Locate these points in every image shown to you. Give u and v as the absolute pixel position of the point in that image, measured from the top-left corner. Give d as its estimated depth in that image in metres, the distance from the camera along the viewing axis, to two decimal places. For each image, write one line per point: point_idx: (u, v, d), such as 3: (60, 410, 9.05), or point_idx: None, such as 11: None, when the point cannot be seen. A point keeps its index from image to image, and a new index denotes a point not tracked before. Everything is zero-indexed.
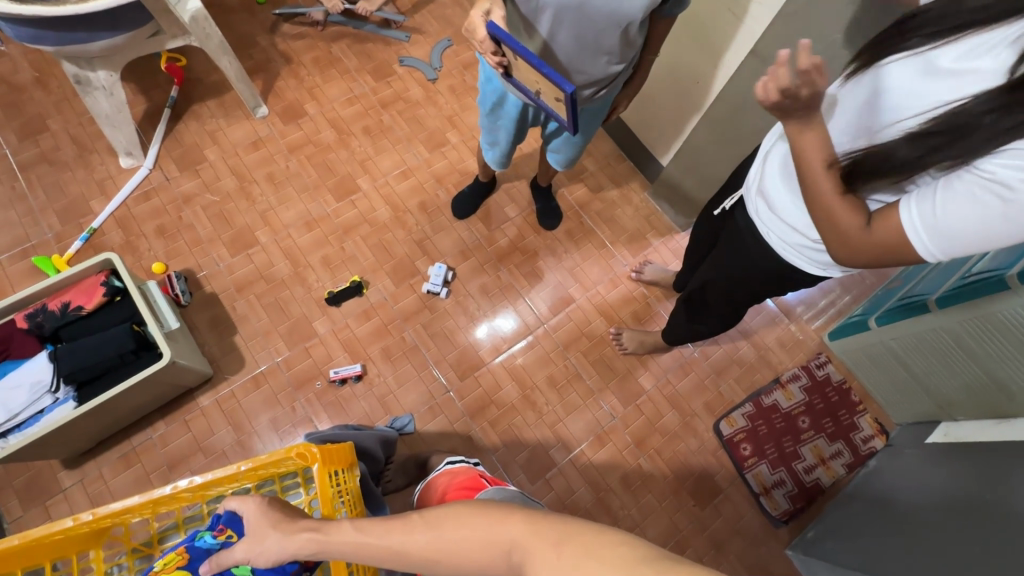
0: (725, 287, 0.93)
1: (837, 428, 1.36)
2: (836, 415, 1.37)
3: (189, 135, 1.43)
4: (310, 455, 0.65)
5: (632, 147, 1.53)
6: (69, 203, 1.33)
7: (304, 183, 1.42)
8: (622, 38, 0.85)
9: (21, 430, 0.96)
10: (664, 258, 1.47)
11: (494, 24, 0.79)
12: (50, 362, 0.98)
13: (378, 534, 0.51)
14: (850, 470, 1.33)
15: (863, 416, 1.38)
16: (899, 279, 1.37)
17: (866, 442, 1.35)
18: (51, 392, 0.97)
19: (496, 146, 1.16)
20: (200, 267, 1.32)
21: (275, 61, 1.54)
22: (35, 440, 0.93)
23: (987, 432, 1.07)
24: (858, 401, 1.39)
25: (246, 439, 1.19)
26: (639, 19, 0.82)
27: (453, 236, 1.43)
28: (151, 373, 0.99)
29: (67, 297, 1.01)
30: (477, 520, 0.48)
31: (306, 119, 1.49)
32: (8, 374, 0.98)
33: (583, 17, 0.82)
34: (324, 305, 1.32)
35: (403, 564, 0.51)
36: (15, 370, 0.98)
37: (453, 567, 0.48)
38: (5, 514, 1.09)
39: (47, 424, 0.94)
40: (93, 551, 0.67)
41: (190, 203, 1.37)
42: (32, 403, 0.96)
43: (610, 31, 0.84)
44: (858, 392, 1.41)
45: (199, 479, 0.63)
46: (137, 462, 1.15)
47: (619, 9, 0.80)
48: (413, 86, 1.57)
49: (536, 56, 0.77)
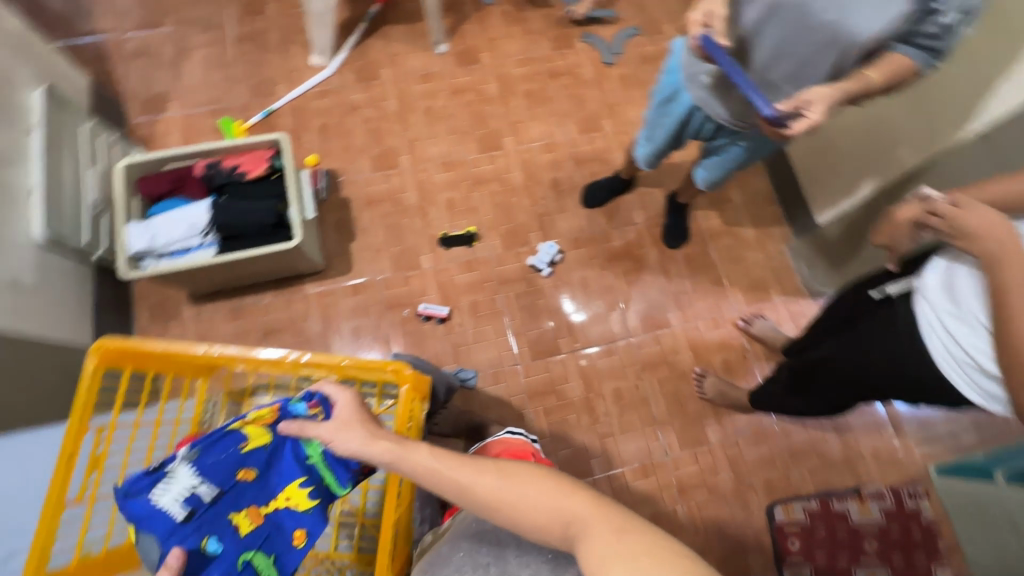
0: (841, 371, 0.85)
1: (907, 568, 1.21)
2: (911, 554, 1.22)
3: (374, 51, 1.53)
4: (403, 374, 0.71)
5: (786, 192, 1.42)
6: (261, 81, 1.49)
7: (456, 126, 1.48)
8: (833, 63, 0.78)
9: (168, 257, 1.11)
10: (779, 318, 1.36)
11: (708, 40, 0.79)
12: (209, 210, 1.11)
13: (453, 466, 0.53)
14: None
15: (942, 568, 1.21)
16: None
17: None
18: (200, 236, 1.11)
19: (651, 142, 1.10)
20: (344, 172, 1.43)
21: (468, 5, 1.59)
22: (178, 270, 1.08)
23: None
24: (943, 550, 1.22)
25: (331, 335, 1.30)
26: (860, 47, 0.76)
27: (574, 221, 1.42)
28: (280, 249, 1.10)
29: (239, 161, 1.15)
30: (549, 488, 0.50)
31: (477, 67, 1.53)
32: (173, 208, 1.13)
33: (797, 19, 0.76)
34: (434, 243, 1.38)
35: (463, 503, 0.52)
36: (180, 207, 1.13)
37: (510, 520, 0.50)
38: (135, 321, 1.28)
39: (191, 261, 1.08)
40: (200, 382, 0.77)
41: (355, 112, 1.48)
42: (183, 239, 1.10)
43: (824, 50, 0.78)
44: (947, 540, 1.23)
45: (304, 356, 0.71)
46: (241, 319, 1.29)
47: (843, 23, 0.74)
48: (587, 64, 1.55)
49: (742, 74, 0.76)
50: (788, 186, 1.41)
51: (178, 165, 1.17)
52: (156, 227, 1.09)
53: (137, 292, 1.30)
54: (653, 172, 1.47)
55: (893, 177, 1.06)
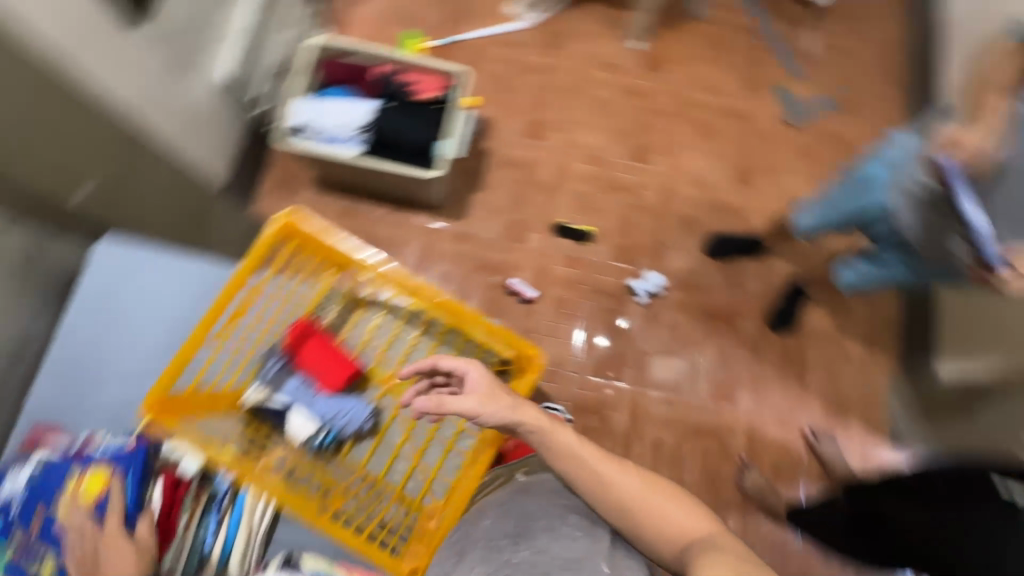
0: (910, 533, 0.78)
1: None
2: None
3: (573, 23, 1.51)
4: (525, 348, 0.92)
5: (918, 329, 1.33)
6: (457, 9, 1.50)
7: (616, 125, 1.45)
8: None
9: (320, 136, 1.15)
10: (849, 446, 1.28)
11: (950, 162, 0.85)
12: (374, 111, 1.16)
13: (593, 457, 0.65)
14: None
15: None
16: None
17: None
18: (359, 131, 1.16)
19: (820, 214, 1.12)
20: (495, 124, 1.43)
21: (679, 13, 1.54)
22: (327, 155, 1.13)
23: None
24: None
25: (421, 268, 1.33)
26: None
27: (689, 264, 1.38)
28: (421, 173, 1.13)
29: (420, 79, 1.20)
30: (664, 497, 0.61)
31: (661, 77, 1.49)
32: (345, 96, 1.18)
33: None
34: (549, 226, 1.37)
35: (595, 494, 0.63)
36: (351, 96, 1.18)
37: (627, 513, 0.61)
38: (262, 180, 1.35)
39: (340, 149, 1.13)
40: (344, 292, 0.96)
41: (528, 73, 1.47)
42: (342, 125, 1.15)
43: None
44: None
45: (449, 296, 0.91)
46: (351, 219, 1.35)
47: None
48: (769, 118, 1.48)
49: None
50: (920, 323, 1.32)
51: (365, 61, 1.23)
52: (327, 108, 1.15)
53: (275, 156, 1.37)
54: (787, 251, 1.39)
55: None
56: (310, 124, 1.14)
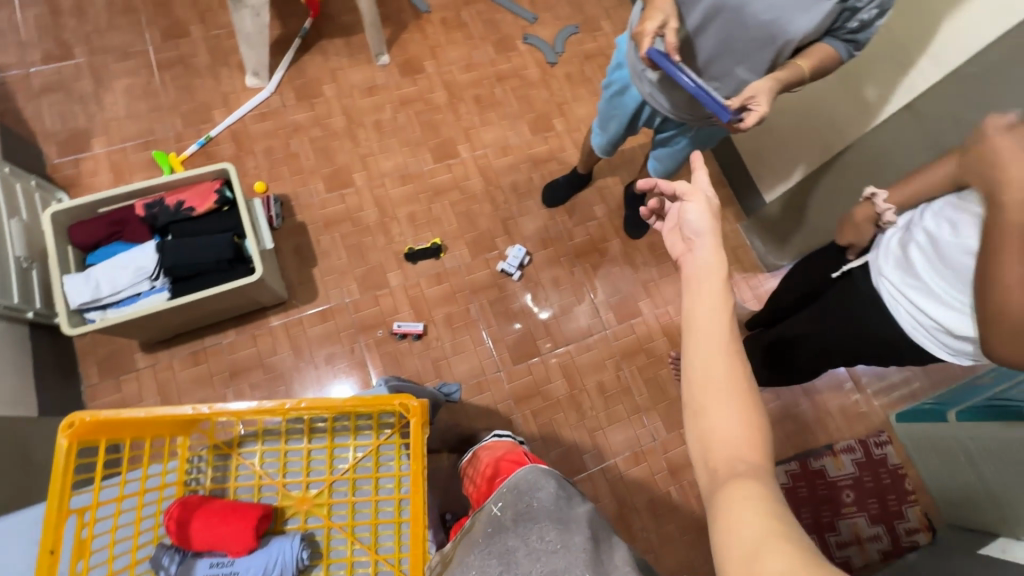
0: (826, 345, 0.90)
1: (882, 511, 1.30)
2: (883, 498, 1.31)
3: (315, 68, 1.48)
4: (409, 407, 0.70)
5: (733, 171, 1.48)
6: (194, 107, 1.40)
7: (408, 138, 1.45)
8: (771, 59, 0.79)
9: (118, 307, 1.03)
10: (741, 294, 1.43)
11: (657, 54, 0.75)
12: (156, 252, 1.04)
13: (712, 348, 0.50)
14: (885, 557, 1.27)
15: (911, 507, 1.31)
16: (987, 376, 1.28)
17: (909, 534, 1.28)
18: (154, 276, 1.04)
19: (604, 132, 1.11)
20: (296, 196, 1.37)
21: (406, 13, 1.56)
22: (129, 320, 1.01)
23: None
24: (910, 490, 1.32)
25: (303, 366, 1.25)
26: (797, 42, 0.76)
27: (538, 222, 1.43)
28: (240, 285, 1.04)
29: (184, 196, 1.07)
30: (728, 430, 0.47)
31: (422, 76, 1.51)
32: (117, 253, 1.05)
33: (738, 20, 0.75)
34: (401, 259, 1.35)
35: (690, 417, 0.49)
36: (125, 251, 1.05)
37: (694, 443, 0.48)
38: (83, 378, 1.18)
39: (142, 309, 1.02)
40: (181, 437, 0.73)
41: (300, 133, 1.42)
42: (132, 285, 1.03)
43: (762, 47, 0.78)
44: (912, 480, 1.34)
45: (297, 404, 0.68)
46: (203, 362, 1.22)
47: (781, 23, 0.74)
48: (532, 65, 1.56)
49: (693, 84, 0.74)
50: (734, 166, 1.48)
51: (116, 206, 1.09)
52: (103, 276, 1.02)
53: (82, 347, 1.19)
54: (608, 167, 1.49)
55: (837, 152, 1.13)
56: (98, 302, 1.02)
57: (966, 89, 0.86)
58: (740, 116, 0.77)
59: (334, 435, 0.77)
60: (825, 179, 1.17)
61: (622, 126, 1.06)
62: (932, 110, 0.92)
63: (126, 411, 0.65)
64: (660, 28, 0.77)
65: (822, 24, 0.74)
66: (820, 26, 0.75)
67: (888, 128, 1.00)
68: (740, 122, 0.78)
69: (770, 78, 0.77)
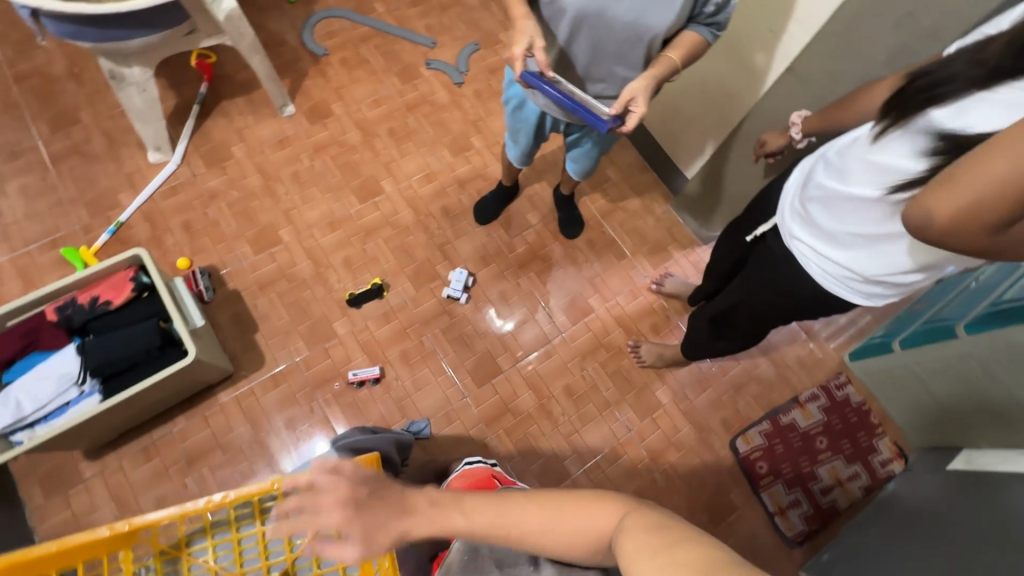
0: (756, 311, 0.94)
1: (856, 450, 1.35)
2: (855, 436, 1.36)
3: (220, 131, 1.44)
4: None
5: (653, 155, 1.53)
6: (99, 195, 1.35)
7: (329, 183, 1.43)
8: (644, 54, 0.83)
9: (48, 421, 0.98)
10: (684, 271, 1.46)
11: (530, 77, 0.83)
12: (78, 355, 0.99)
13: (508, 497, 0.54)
14: (867, 493, 1.32)
15: (882, 439, 1.36)
16: (922, 301, 1.35)
17: (885, 466, 1.33)
18: (81, 381, 0.99)
19: (515, 145, 1.12)
20: (224, 264, 1.33)
21: (303, 60, 1.55)
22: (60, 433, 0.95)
23: (1008, 461, 1.05)
24: (877, 423, 1.37)
25: (263, 437, 1.20)
26: (663, 35, 0.80)
27: (475, 241, 1.43)
28: (175, 369, 1.00)
29: (97, 290, 1.03)
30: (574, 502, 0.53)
31: (332, 119, 1.50)
32: (37, 365, 1.00)
33: (602, 26, 0.80)
34: (344, 306, 1.32)
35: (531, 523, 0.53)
36: (44, 361, 0.99)
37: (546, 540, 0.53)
38: (27, 502, 1.10)
39: (73, 417, 0.96)
40: (120, 553, 0.67)
41: (216, 200, 1.38)
42: (58, 395, 0.98)
43: (632, 45, 0.82)
44: (877, 414, 1.40)
45: (230, 495, 0.67)
46: (156, 456, 1.16)
47: (641, 21, 0.78)
48: (439, 89, 1.57)
49: (568, 101, 0.83)
50: (652, 149, 1.52)
51: (25, 316, 1.02)
52: (27, 391, 0.97)
53: (21, 469, 1.12)
54: (533, 174, 1.51)
55: (737, 122, 1.17)
56: (26, 419, 0.97)
57: (832, 45, 0.91)
58: (622, 119, 0.85)
59: None
60: (732, 148, 1.22)
61: (529, 136, 1.07)
62: (809, 69, 0.96)
63: (37, 546, 0.62)
64: (528, 50, 0.83)
65: (680, 14, 0.78)
66: (681, 16, 0.79)
67: (775, 91, 1.04)
68: (623, 124, 0.85)
69: (646, 77, 0.83)
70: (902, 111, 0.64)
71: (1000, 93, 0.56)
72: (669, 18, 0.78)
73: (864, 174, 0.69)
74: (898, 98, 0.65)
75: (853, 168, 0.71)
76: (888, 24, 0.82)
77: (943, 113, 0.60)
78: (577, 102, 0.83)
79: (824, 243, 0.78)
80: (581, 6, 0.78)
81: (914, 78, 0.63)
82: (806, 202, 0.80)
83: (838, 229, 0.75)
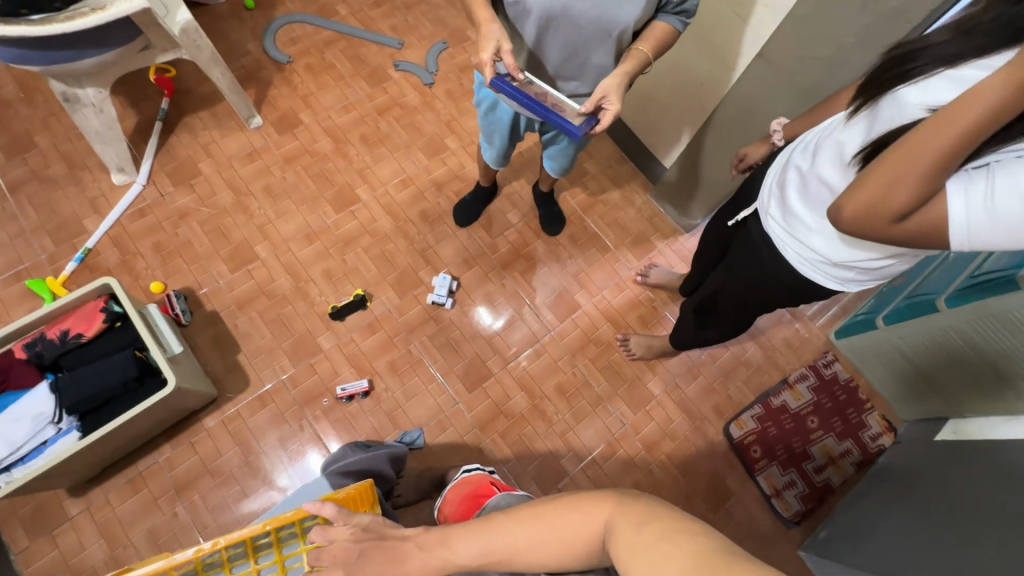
0: (741, 299, 0.94)
1: (846, 427, 1.37)
2: (845, 413, 1.38)
3: (185, 147, 1.40)
4: None
5: (630, 145, 1.52)
6: (63, 222, 1.30)
7: (303, 195, 1.40)
8: (614, 49, 0.82)
9: (24, 463, 0.94)
10: (668, 260, 1.46)
11: (501, 84, 0.81)
12: (52, 392, 0.96)
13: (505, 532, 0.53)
14: (859, 468, 1.34)
15: (871, 414, 1.38)
16: None
17: (875, 440, 1.36)
18: (54, 422, 0.95)
19: (490, 145, 1.10)
20: (199, 285, 1.29)
21: (267, 69, 1.51)
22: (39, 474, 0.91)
23: (994, 430, 1.07)
24: (865, 399, 1.39)
25: (253, 459, 1.18)
26: (632, 28, 0.79)
27: (456, 244, 1.41)
28: (155, 400, 0.97)
29: (66, 324, 0.99)
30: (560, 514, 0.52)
31: (301, 129, 1.46)
32: (9, 406, 0.96)
33: (569, 24, 0.78)
34: (327, 319, 1.30)
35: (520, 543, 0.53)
36: (17, 401, 0.96)
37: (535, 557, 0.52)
38: (11, 546, 1.07)
39: (52, 457, 0.93)
40: None
41: (187, 219, 1.34)
42: (34, 435, 0.94)
43: (601, 40, 0.80)
44: (865, 389, 1.41)
45: (218, 543, 0.67)
46: (144, 487, 1.13)
47: (608, 16, 0.77)
48: (410, 91, 1.54)
49: (541, 106, 0.81)
50: (629, 140, 1.51)
51: None
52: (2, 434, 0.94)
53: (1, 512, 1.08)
54: (511, 172, 1.49)
55: (712, 109, 1.17)
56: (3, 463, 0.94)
57: (800, 29, 0.90)
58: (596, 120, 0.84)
59: (282, 546, 0.71)
60: (708, 135, 1.21)
61: (504, 137, 1.05)
62: (780, 54, 0.96)
63: None
64: (496, 54, 0.81)
65: (648, 6, 0.77)
66: (648, 9, 0.78)
67: (748, 77, 1.03)
68: (597, 124, 0.84)
69: (618, 74, 0.82)
70: (878, 90, 0.64)
71: (964, 70, 0.56)
72: (637, 12, 0.77)
73: (835, 154, 0.69)
74: (873, 78, 0.65)
75: (827, 147, 0.71)
76: (855, 6, 0.82)
77: (908, 91, 0.61)
78: (550, 107, 0.82)
79: (796, 225, 0.77)
80: (546, 5, 0.76)
81: (889, 58, 0.63)
82: (782, 184, 0.79)
83: (810, 210, 0.74)
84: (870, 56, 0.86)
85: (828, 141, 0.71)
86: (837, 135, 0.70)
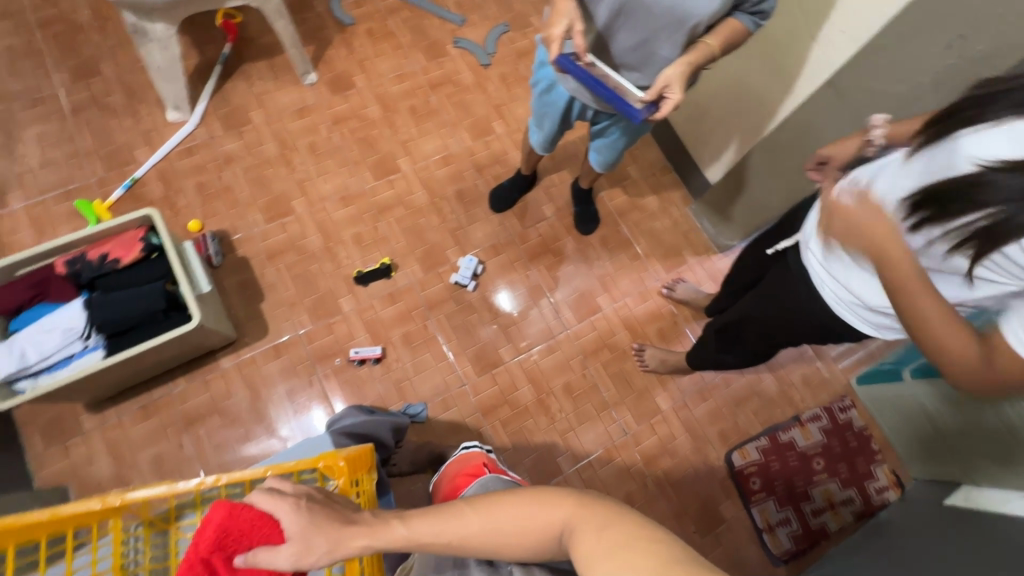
0: (767, 327, 0.92)
1: (852, 474, 1.33)
2: (853, 461, 1.34)
3: (240, 94, 1.42)
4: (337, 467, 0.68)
5: (677, 155, 1.48)
6: (115, 149, 1.34)
7: (345, 158, 1.41)
8: (683, 42, 0.80)
9: (48, 373, 0.98)
10: (697, 277, 1.43)
11: (566, 62, 0.79)
12: (84, 310, 1.00)
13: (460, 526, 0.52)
14: (859, 519, 1.30)
15: (880, 466, 1.34)
16: None
17: (880, 493, 1.32)
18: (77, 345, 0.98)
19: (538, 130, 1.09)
20: (235, 230, 1.32)
21: (328, 29, 1.52)
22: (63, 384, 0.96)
23: (1010, 505, 1.02)
24: (877, 450, 1.35)
25: (261, 406, 1.21)
26: (705, 23, 0.77)
27: (487, 228, 1.41)
28: (178, 333, 1.00)
29: (107, 248, 1.03)
30: (517, 509, 0.51)
31: (353, 92, 1.47)
32: (42, 317, 1.00)
33: (642, 11, 0.77)
34: (351, 283, 1.32)
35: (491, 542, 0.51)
36: (50, 314, 1.00)
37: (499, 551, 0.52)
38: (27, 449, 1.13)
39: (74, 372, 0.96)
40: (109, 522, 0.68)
41: (231, 165, 1.37)
42: (61, 348, 0.98)
43: (671, 31, 0.79)
44: (879, 440, 1.37)
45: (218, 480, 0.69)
46: (155, 415, 1.17)
47: (682, 8, 0.75)
48: (465, 69, 1.53)
49: (605, 88, 0.80)
50: (677, 149, 1.48)
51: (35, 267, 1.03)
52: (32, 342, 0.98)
53: (22, 416, 1.14)
54: (553, 164, 1.48)
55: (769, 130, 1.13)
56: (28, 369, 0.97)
57: (874, 61, 0.86)
58: (656, 108, 0.82)
59: None
60: (760, 155, 1.17)
61: (553, 122, 1.05)
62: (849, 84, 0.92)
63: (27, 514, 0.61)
64: (567, 32, 0.80)
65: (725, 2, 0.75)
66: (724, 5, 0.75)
67: (811, 102, 1.00)
68: (656, 112, 0.83)
69: (681, 63, 0.79)
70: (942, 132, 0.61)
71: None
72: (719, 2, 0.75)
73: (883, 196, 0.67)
74: (934, 121, 0.62)
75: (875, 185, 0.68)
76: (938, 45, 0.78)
77: (968, 140, 0.58)
78: (612, 91, 0.80)
79: (833, 261, 0.75)
80: None
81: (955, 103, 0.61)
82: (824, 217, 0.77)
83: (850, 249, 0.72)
84: (945, 99, 0.82)
85: (877, 179, 0.68)
86: (887, 175, 0.67)
